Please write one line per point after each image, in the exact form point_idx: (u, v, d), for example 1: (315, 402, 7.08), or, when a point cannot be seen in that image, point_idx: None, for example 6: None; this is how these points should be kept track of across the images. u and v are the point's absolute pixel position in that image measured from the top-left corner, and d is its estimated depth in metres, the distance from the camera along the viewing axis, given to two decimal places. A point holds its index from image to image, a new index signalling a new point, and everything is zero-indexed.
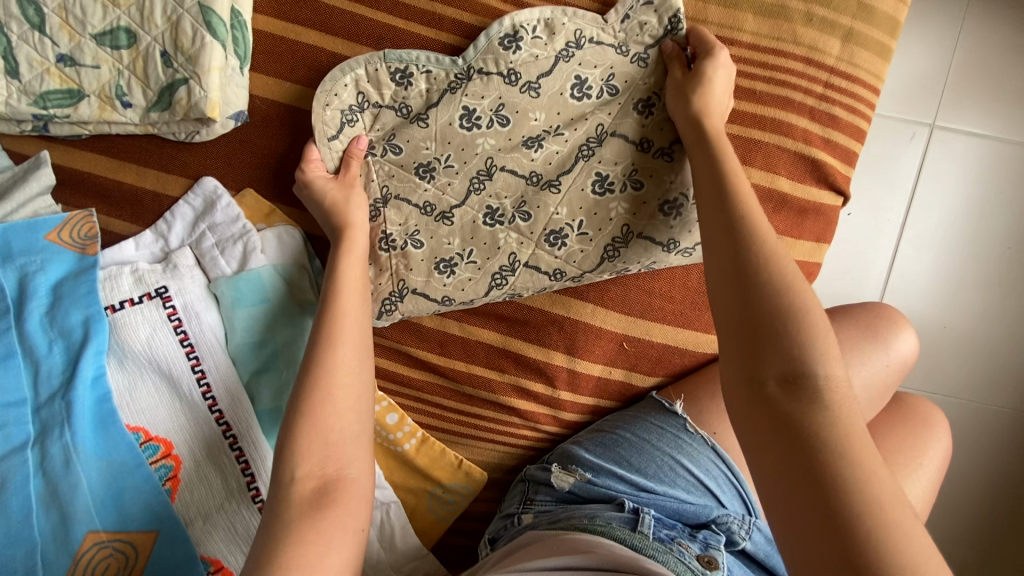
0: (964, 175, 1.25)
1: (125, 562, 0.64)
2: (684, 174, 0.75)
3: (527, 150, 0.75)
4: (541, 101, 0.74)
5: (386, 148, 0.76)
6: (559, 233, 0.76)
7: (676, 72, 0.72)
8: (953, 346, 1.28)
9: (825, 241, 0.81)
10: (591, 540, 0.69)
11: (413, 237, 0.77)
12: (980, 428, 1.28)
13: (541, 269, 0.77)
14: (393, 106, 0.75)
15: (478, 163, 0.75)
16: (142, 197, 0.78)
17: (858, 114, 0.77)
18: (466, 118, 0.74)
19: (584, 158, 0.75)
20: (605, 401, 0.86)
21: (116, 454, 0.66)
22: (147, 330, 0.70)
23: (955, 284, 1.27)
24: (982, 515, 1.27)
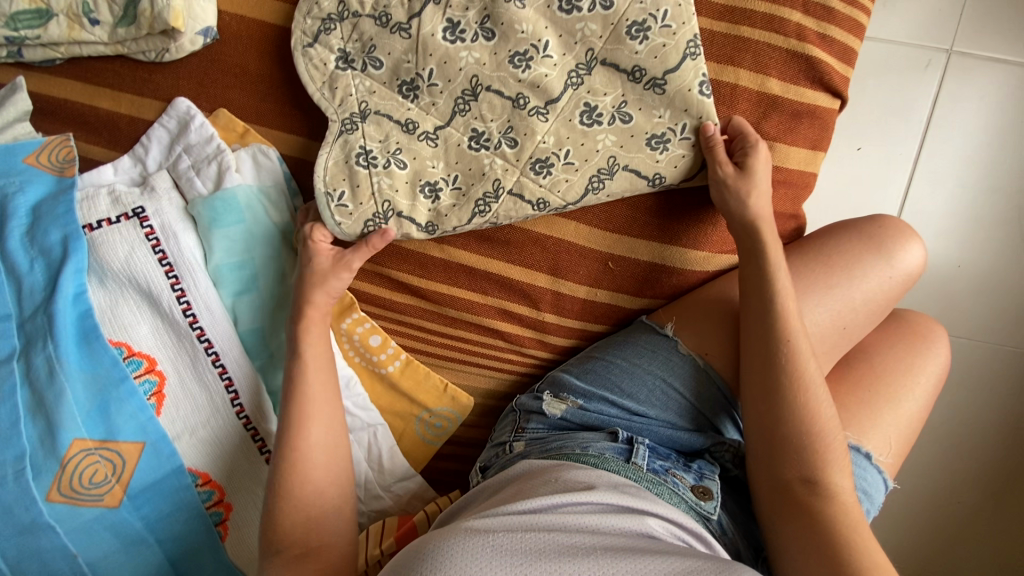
0: (984, 99, 1.18)
1: (112, 470, 0.66)
2: (676, 105, 0.71)
3: (513, 68, 0.71)
4: (529, 13, 0.69)
5: (367, 61, 0.72)
6: (545, 161, 0.73)
7: None
8: (968, 279, 1.22)
9: (821, 148, 0.77)
10: (582, 474, 0.68)
11: (395, 156, 0.73)
12: (995, 363, 1.22)
13: (525, 198, 0.74)
14: (375, 15, 0.71)
15: (462, 81, 0.72)
16: (118, 121, 0.78)
17: (856, 6, 0.72)
18: (452, 29, 0.70)
19: (572, 85, 0.71)
20: (591, 325, 0.84)
21: (99, 367, 0.67)
22: (126, 248, 0.70)
23: (970, 214, 1.21)
24: (997, 453, 1.23)
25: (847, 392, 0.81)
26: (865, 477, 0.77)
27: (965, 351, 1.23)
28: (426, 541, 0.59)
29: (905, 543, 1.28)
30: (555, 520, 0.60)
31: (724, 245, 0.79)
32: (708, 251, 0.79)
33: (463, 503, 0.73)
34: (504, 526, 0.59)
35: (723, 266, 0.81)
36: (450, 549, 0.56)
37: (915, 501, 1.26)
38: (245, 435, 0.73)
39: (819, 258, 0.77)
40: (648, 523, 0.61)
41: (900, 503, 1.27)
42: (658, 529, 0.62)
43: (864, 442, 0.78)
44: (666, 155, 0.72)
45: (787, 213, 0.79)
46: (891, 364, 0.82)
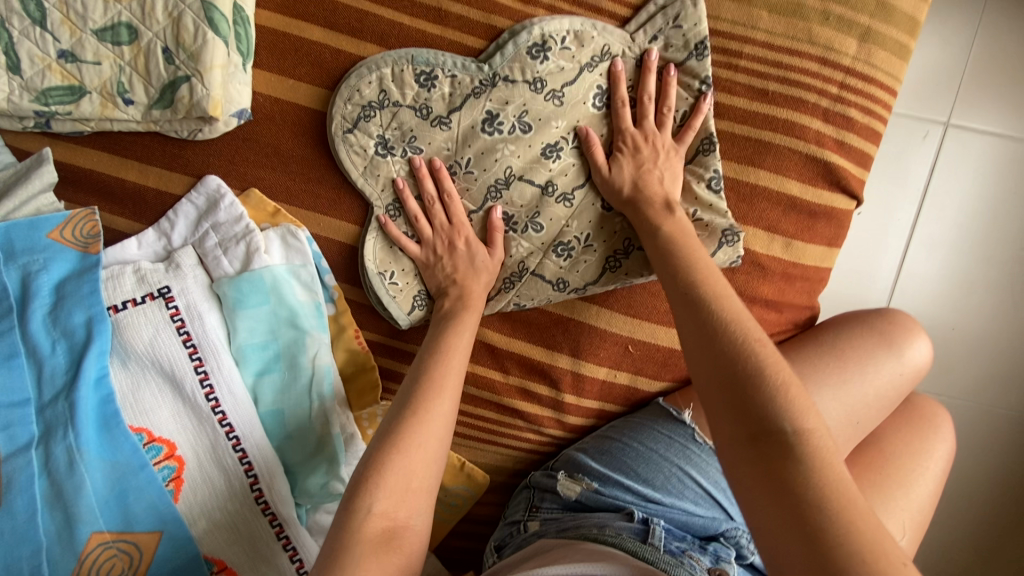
0: (980, 179, 1.23)
1: (129, 563, 0.65)
2: (691, 196, 0.74)
3: (545, 160, 0.73)
4: (564, 111, 0.72)
5: (407, 150, 0.74)
6: (568, 244, 0.76)
7: (688, 100, 0.73)
8: (962, 347, 1.26)
9: (836, 245, 0.80)
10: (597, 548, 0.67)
11: None
12: (988, 431, 1.26)
13: (547, 279, 0.77)
14: (416, 106, 0.73)
15: (498, 172, 0.74)
16: (144, 194, 0.78)
17: (875, 115, 0.75)
18: (492, 123, 0.72)
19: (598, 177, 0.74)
20: (609, 405, 0.85)
21: (119, 455, 0.66)
22: (150, 331, 0.69)
23: (965, 286, 1.25)
24: (988, 519, 1.26)
25: (858, 480, 0.82)
26: None
27: (959, 419, 1.26)
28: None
29: None
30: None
31: None
32: None
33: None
34: None
35: None
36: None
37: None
38: (262, 521, 0.72)
39: (832, 349, 0.79)
40: None
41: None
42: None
43: None
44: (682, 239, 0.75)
45: (802, 304, 0.81)
46: (898, 453, 0.84)
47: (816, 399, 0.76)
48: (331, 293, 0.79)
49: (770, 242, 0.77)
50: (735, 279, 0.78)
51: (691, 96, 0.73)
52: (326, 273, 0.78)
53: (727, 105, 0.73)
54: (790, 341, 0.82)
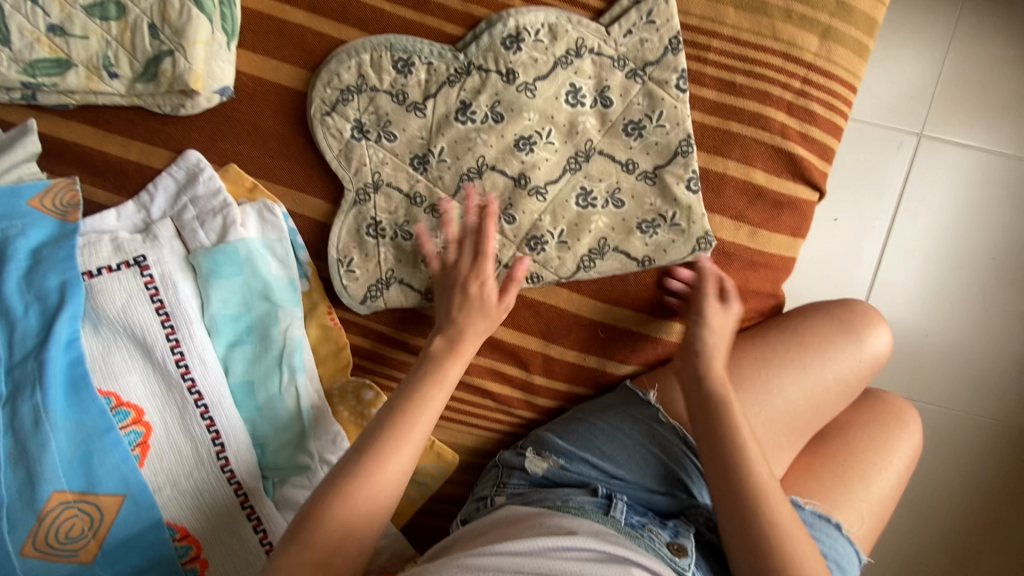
0: (952, 187, 1.26)
1: (89, 524, 0.65)
2: (665, 195, 0.76)
3: (518, 151, 0.75)
4: (536, 103, 0.75)
5: (381, 134, 0.76)
6: (540, 238, 0.77)
7: (664, 97, 0.74)
8: (933, 351, 1.28)
9: (801, 235, 0.82)
10: (566, 521, 0.69)
11: (401, 227, 0.77)
12: (960, 435, 1.27)
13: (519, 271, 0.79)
14: (392, 93, 0.75)
15: (471, 160, 0.76)
16: (126, 168, 0.79)
17: (837, 110, 0.78)
18: (465, 112, 0.75)
19: (570, 170, 0.76)
20: (578, 388, 0.86)
21: (85, 417, 0.66)
22: (124, 297, 0.71)
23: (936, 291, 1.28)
24: (960, 522, 1.27)
25: (821, 464, 0.84)
26: (836, 547, 0.78)
27: (930, 420, 1.28)
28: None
29: None
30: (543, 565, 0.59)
31: None
32: None
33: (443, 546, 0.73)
34: (494, 566, 0.59)
35: None
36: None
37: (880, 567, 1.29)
38: (228, 490, 0.72)
39: (795, 337, 0.81)
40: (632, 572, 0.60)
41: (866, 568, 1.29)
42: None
43: (835, 512, 0.81)
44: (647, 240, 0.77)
45: (768, 293, 0.83)
46: (862, 441, 0.85)
47: (777, 380, 0.79)
48: (305, 269, 0.80)
49: (735, 230, 0.79)
50: (702, 265, 0.80)
51: (666, 94, 0.74)
52: (301, 248, 0.79)
53: (696, 96, 0.76)
54: (756, 326, 0.83)
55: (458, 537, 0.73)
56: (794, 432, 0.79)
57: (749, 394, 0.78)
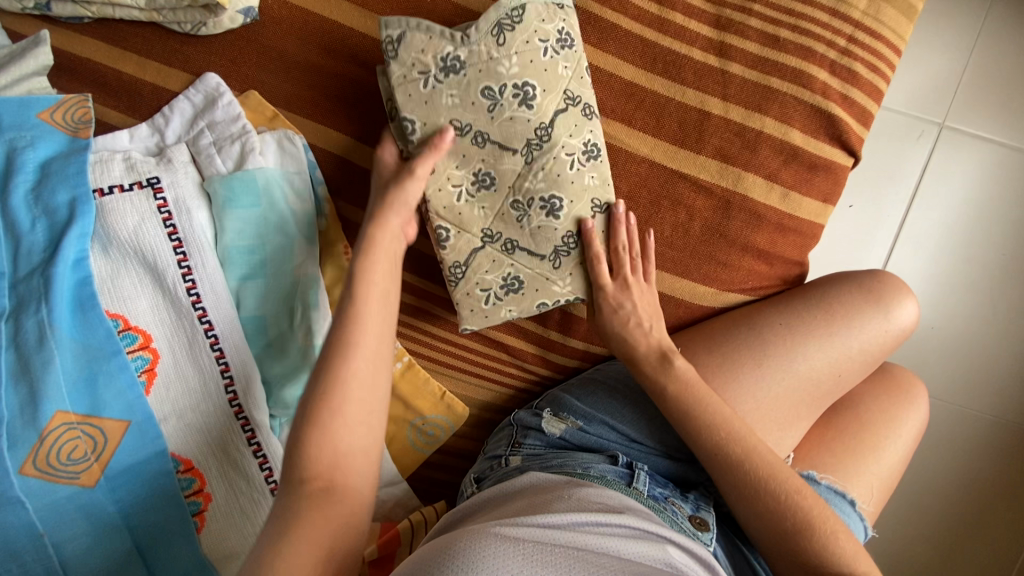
0: (971, 178, 1.19)
1: (92, 447, 0.63)
2: (508, 183, 0.71)
3: (563, 160, 0.70)
4: (563, 112, 0.69)
5: (473, 138, 0.69)
6: (564, 245, 0.74)
7: (555, 102, 0.68)
8: (957, 345, 1.20)
9: (832, 202, 0.80)
10: (597, 494, 0.64)
11: (509, 281, 0.75)
12: (983, 434, 1.20)
13: (548, 298, 0.76)
14: (485, 81, 0.67)
15: (546, 160, 0.70)
16: (141, 89, 0.76)
17: (879, 72, 0.76)
18: (528, 135, 0.69)
19: (588, 178, 0.71)
20: (596, 347, 0.83)
21: (91, 338, 0.64)
22: (135, 219, 0.68)
23: (967, 282, 1.20)
24: (976, 526, 1.19)
25: (833, 440, 0.82)
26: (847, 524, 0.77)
27: (951, 416, 1.21)
28: (445, 549, 0.53)
29: None
30: (582, 540, 0.56)
31: (738, 283, 0.81)
32: (718, 287, 0.80)
33: (457, 515, 0.67)
34: (534, 538, 0.54)
35: (731, 304, 0.82)
36: (479, 559, 0.51)
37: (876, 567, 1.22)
38: (234, 425, 0.70)
39: (821, 306, 0.79)
40: (668, 553, 0.58)
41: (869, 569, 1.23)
42: (677, 558, 0.59)
43: (849, 489, 0.79)
44: (477, 290, 0.75)
45: (793, 260, 0.82)
46: (880, 417, 0.83)
47: (801, 348, 0.77)
48: (323, 205, 0.77)
49: (768, 191, 0.77)
50: (731, 225, 0.78)
51: (555, 99, 0.68)
52: (320, 184, 0.76)
53: (738, 49, 0.74)
54: (780, 294, 0.82)
55: (471, 505, 0.68)
56: (811, 401, 0.78)
57: (773, 360, 0.77)
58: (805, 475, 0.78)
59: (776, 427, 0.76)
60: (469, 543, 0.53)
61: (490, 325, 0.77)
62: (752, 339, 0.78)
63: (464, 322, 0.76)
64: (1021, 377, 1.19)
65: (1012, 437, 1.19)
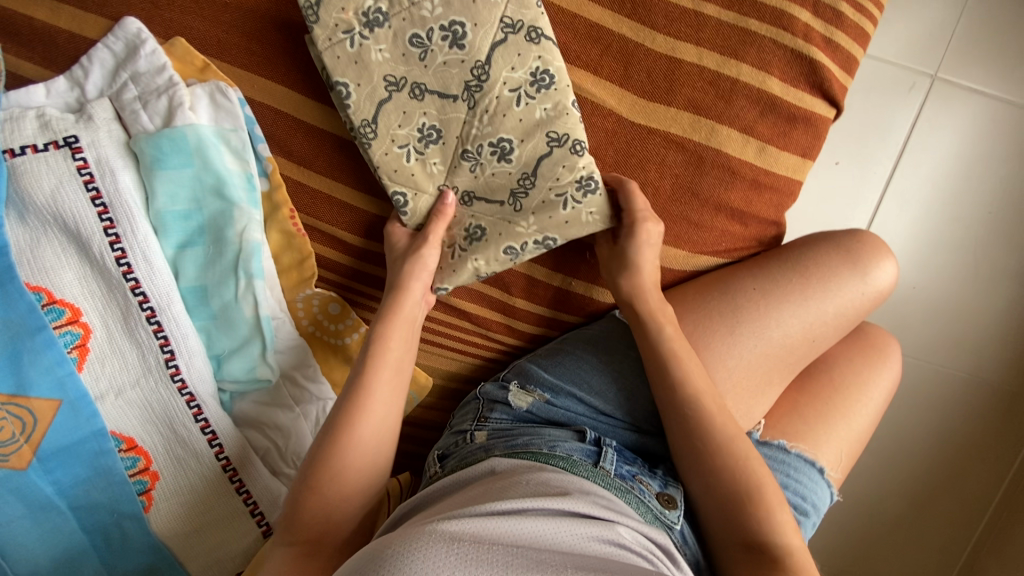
0: (959, 132, 1.14)
1: (20, 428, 0.59)
2: (458, 132, 0.66)
3: (508, 100, 0.64)
4: (501, 46, 0.62)
5: (411, 90, 0.64)
6: (521, 188, 0.67)
7: (491, 36, 0.62)
8: (936, 307, 1.18)
9: (811, 156, 0.75)
10: (555, 477, 0.61)
11: (474, 230, 0.69)
12: (957, 395, 1.19)
13: (514, 244, 0.68)
14: (414, 27, 0.62)
15: (489, 101, 0.64)
16: (54, 36, 0.68)
17: (864, 13, 0.70)
18: (468, 80, 0.63)
19: (545, 110, 0.64)
20: (563, 315, 0.79)
21: (13, 313, 0.60)
22: (53, 182, 0.62)
23: (951, 241, 1.16)
24: (944, 484, 1.21)
25: (805, 405, 0.79)
26: (815, 490, 0.76)
27: (926, 379, 1.20)
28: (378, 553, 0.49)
29: (840, 564, 1.26)
30: (523, 531, 0.53)
31: (709, 245, 0.77)
32: (689, 250, 0.76)
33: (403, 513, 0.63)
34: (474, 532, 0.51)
35: (700, 268, 0.78)
36: (407, 559, 0.47)
37: (846, 522, 1.25)
38: (179, 401, 0.67)
39: (796, 267, 0.76)
40: (618, 533, 0.56)
41: (838, 526, 1.25)
42: (628, 539, 0.56)
43: (816, 455, 0.77)
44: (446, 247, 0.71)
45: (769, 219, 0.78)
46: (853, 384, 0.81)
47: (774, 314, 0.74)
48: (265, 165, 0.70)
49: (744, 145, 0.72)
50: (704, 183, 0.73)
51: (488, 35, 0.62)
52: (260, 140, 0.69)
53: None
54: (754, 256, 0.79)
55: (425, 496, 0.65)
56: (782, 367, 0.75)
57: (745, 325, 0.74)
58: (773, 444, 0.76)
59: (746, 394, 0.74)
60: (404, 544, 0.49)
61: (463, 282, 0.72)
62: (723, 304, 0.75)
63: (439, 280, 0.71)
64: (998, 339, 1.17)
65: (984, 395, 1.19)
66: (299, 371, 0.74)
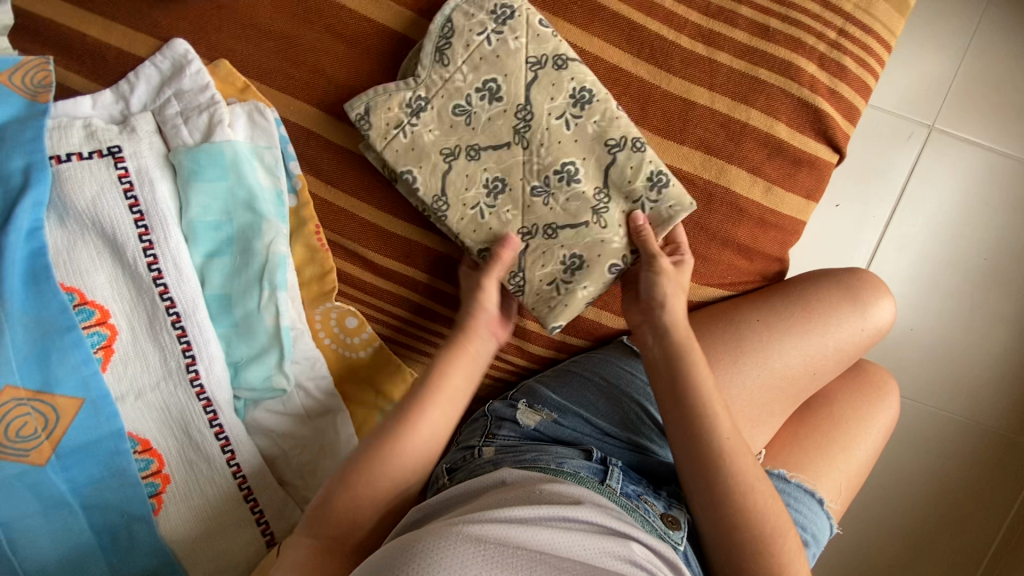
0: (955, 181, 1.18)
1: (43, 424, 0.61)
2: (519, 171, 0.69)
3: (557, 129, 0.68)
4: (534, 84, 0.67)
5: (467, 149, 0.69)
6: (598, 204, 0.69)
7: (523, 79, 0.67)
8: (933, 349, 1.21)
9: (815, 198, 0.79)
10: (568, 488, 0.63)
11: (567, 264, 0.71)
12: (953, 437, 1.21)
13: (608, 263, 0.70)
14: (455, 99, 0.68)
15: (541, 133, 0.68)
16: (105, 52, 0.73)
17: (868, 67, 0.74)
18: (517, 125, 0.68)
19: (597, 124, 0.68)
20: (571, 338, 0.82)
21: (45, 312, 0.62)
22: (94, 188, 0.65)
23: (948, 285, 1.20)
24: (941, 526, 1.21)
25: (805, 438, 0.81)
26: (815, 523, 0.76)
27: (923, 420, 1.21)
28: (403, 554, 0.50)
29: None
30: (542, 540, 0.54)
31: (716, 278, 0.80)
32: (696, 281, 0.79)
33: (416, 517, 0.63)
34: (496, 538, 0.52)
35: (706, 300, 0.81)
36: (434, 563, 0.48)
37: (843, 561, 1.24)
38: (195, 406, 0.68)
39: (799, 302, 0.78)
40: (632, 548, 0.58)
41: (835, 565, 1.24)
42: (640, 554, 0.58)
43: (816, 489, 0.78)
44: (546, 289, 0.72)
45: (774, 256, 0.81)
46: (852, 420, 0.82)
47: (776, 346, 0.77)
48: (295, 182, 0.74)
49: (751, 184, 0.76)
50: (712, 219, 0.77)
51: (521, 83, 0.67)
52: (292, 159, 0.73)
53: (725, 38, 0.72)
54: (758, 290, 0.81)
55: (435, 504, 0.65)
56: (785, 399, 0.77)
57: (749, 357, 0.76)
58: (775, 474, 0.77)
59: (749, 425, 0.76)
60: (427, 547, 0.50)
61: (573, 315, 0.73)
62: (728, 335, 0.77)
63: (549, 321, 0.73)
64: (993, 383, 1.19)
65: (980, 439, 1.20)
66: (313, 381, 0.75)
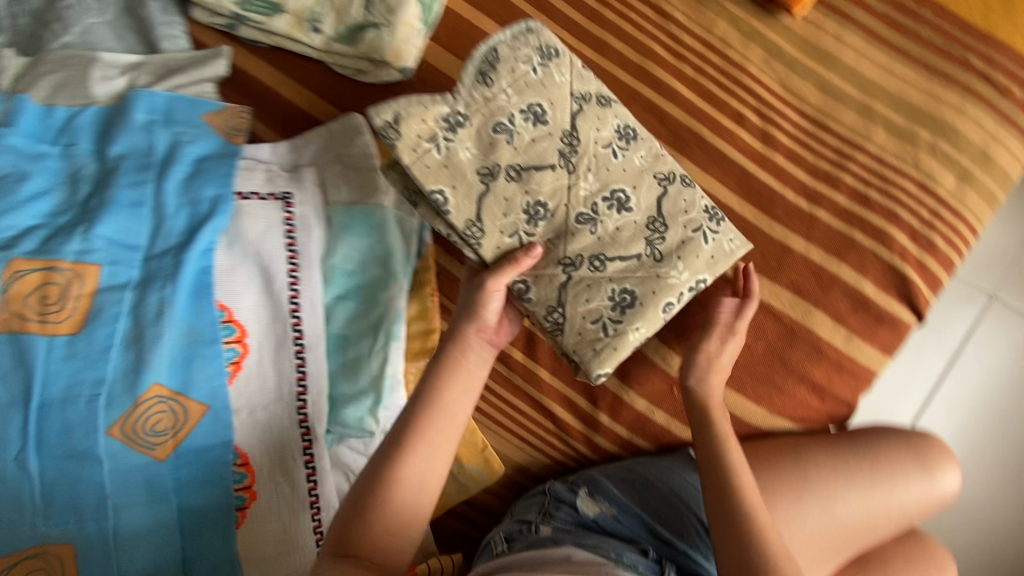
0: (1016, 354, 1.21)
1: (172, 423, 0.67)
2: (551, 192, 0.70)
3: (602, 159, 0.71)
4: (580, 120, 0.71)
5: (508, 169, 0.69)
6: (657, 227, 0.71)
7: (567, 111, 0.71)
8: (983, 521, 1.18)
9: (891, 354, 0.83)
10: None
11: (618, 296, 0.71)
12: None
13: (672, 297, 0.70)
14: (496, 118, 0.69)
15: (586, 159, 0.70)
16: (293, 112, 0.86)
17: (956, 247, 0.80)
18: (559, 145, 0.70)
19: (658, 175, 0.72)
20: (637, 440, 0.85)
21: (200, 323, 0.70)
22: (264, 225, 0.75)
23: (1002, 458, 1.19)
24: None
25: None
26: None
27: None
28: None
29: None
30: None
31: (787, 410, 0.83)
32: (769, 410, 0.83)
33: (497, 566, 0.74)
34: None
35: (775, 431, 0.84)
36: None
37: None
38: (296, 432, 0.74)
39: (868, 452, 0.82)
40: None
41: None
42: None
43: None
44: (591, 328, 0.71)
45: (844, 400, 0.84)
46: None
47: (841, 492, 0.80)
48: (422, 248, 0.83)
49: (833, 330, 0.81)
50: (791, 354, 0.82)
51: (563, 116, 0.71)
52: (425, 228, 0.83)
53: (828, 199, 0.80)
54: (826, 430, 0.84)
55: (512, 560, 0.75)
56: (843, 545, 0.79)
57: (812, 496, 0.79)
58: None
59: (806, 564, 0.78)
60: None
61: (619, 360, 0.71)
62: (795, 468, 0.80)
63: (596, 368, 0.70)
64: None
65: None
66: None
